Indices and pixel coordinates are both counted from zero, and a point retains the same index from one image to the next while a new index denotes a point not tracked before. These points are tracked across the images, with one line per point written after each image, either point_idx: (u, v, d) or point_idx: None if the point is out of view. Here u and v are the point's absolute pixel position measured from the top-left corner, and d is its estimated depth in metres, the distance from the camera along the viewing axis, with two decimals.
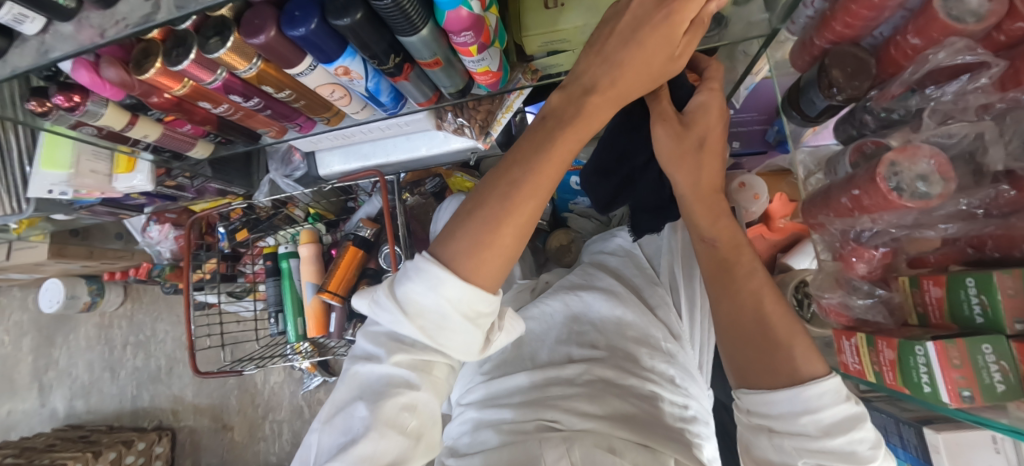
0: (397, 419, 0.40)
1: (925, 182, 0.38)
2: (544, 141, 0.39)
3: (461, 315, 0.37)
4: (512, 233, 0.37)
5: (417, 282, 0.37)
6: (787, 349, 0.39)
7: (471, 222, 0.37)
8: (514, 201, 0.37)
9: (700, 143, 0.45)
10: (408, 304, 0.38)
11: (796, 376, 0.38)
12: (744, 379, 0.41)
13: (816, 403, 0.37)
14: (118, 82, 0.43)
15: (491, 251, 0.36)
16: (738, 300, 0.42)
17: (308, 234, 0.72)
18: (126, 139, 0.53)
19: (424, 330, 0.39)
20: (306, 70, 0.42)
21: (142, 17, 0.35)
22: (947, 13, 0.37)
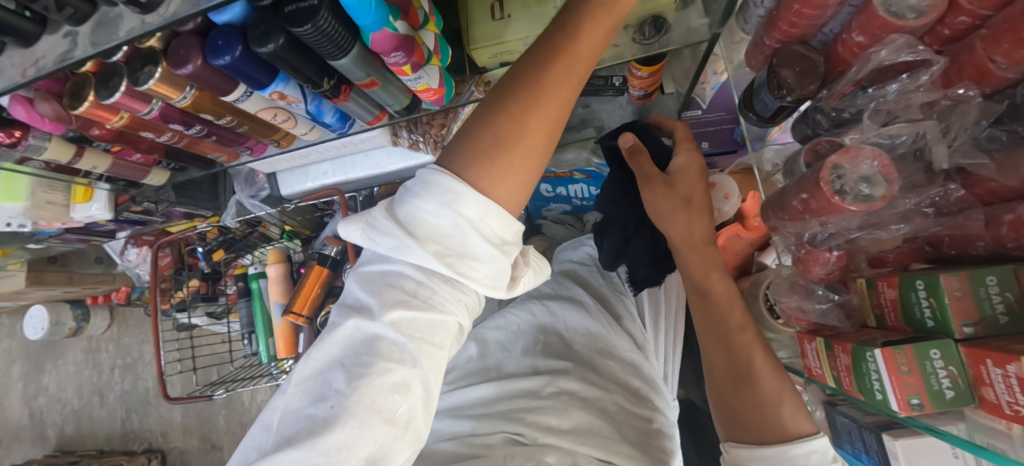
0: (386, 399, 0.34)
1: (869, 183, 0.38)
2: (556, 41, 0.33)
3: (482, 239, 0.33)
4: (531, 148, 0.33)
5: (429, 200, 0.33)
6: (773, 406, 0.37)
7: (482, 135, 0.33)
8: (526, 111, 0.33)
9: (683, 201, 0.45)
10: (418, 228, 0.34)
11: (784, 434, 0.36)
12: (732, 432, 0.40)
13: (801, 461, 0.35)
14: (53, 116, 0.43)
15: (510, 165, 0.33)
16: (728, 352, 0.41)
17: (275, 254, 0.72)
18: (77, 171, 0.53)
19: (440, 256, 0.34)
20: (242, 96, 0.42)
21: (60, 55, 0.35)
22: (886, 10, 0.36)
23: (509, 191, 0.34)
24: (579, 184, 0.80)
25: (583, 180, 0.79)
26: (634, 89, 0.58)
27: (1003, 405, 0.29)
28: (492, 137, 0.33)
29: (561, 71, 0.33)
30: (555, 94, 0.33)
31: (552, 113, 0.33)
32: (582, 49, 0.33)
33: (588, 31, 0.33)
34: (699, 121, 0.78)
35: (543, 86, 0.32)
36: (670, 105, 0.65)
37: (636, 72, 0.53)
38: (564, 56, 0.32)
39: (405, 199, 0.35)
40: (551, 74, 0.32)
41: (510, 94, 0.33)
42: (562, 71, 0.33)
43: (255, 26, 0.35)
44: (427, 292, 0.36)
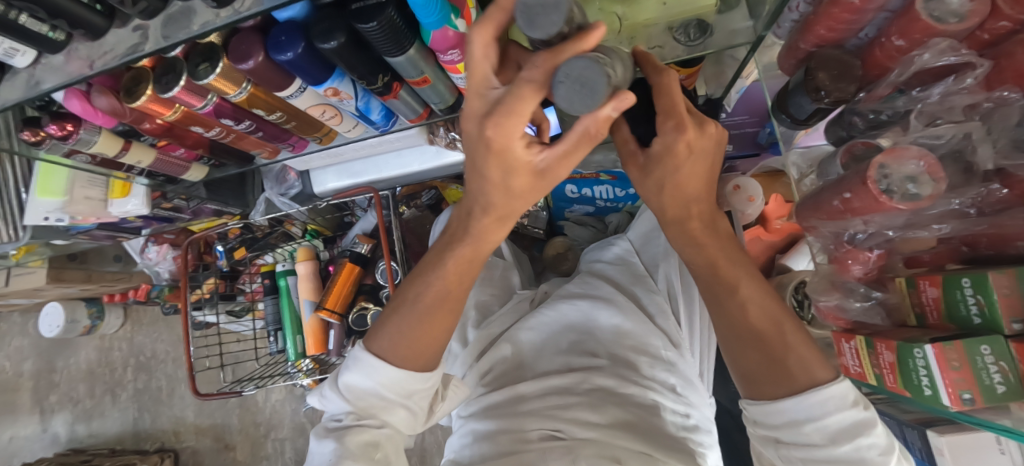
0: (364, 452, 0.41)
1: (915, 183, 0.38)
2: (441, 260, 0.42)
3: (398, 396, 0.43)
4: (444, 309, 0.42)
5: (355, 372, 0.43)
6: (784, 356, 0.36)
7: (385, 338, 0.43)
8: (422, 320, 0.42)
9: (661, 182, 0.37)
10: (351, 392, 0.44)
11: (798, 382, 0.35)
12: (753, 391, 0.38)
13: (819, 411, 0.34)
14: (109, 109, 0.44)
15: (422, 337, 0.42)
16: (733, 315, 0.39)
17: (305, 252, 0.72)
18: (121, 165, 0.54)
19: (368, 409, 0.43)
20: (296, 92, 0.43)
21: (129, 47, 0.35)
22: (928, 14, 0.37)
23: (417, 357, 0.43)
24: (604, 185, 0.82)
25: (609, 180, 0.81)
26: None
27: None
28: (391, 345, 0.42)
29: (465, 248, 0.41)
30: (457, 270, 0.41)
31: (456, 283, 0.42)
32: (469, 251, 0.41)
33: (494, 188, 0.35)
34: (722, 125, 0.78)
35: (444, 260, 0.41)
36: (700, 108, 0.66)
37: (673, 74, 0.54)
38: (446, 274, 0.41)
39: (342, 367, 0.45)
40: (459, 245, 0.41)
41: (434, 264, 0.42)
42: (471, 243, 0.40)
43: (316, 25, 0.36)
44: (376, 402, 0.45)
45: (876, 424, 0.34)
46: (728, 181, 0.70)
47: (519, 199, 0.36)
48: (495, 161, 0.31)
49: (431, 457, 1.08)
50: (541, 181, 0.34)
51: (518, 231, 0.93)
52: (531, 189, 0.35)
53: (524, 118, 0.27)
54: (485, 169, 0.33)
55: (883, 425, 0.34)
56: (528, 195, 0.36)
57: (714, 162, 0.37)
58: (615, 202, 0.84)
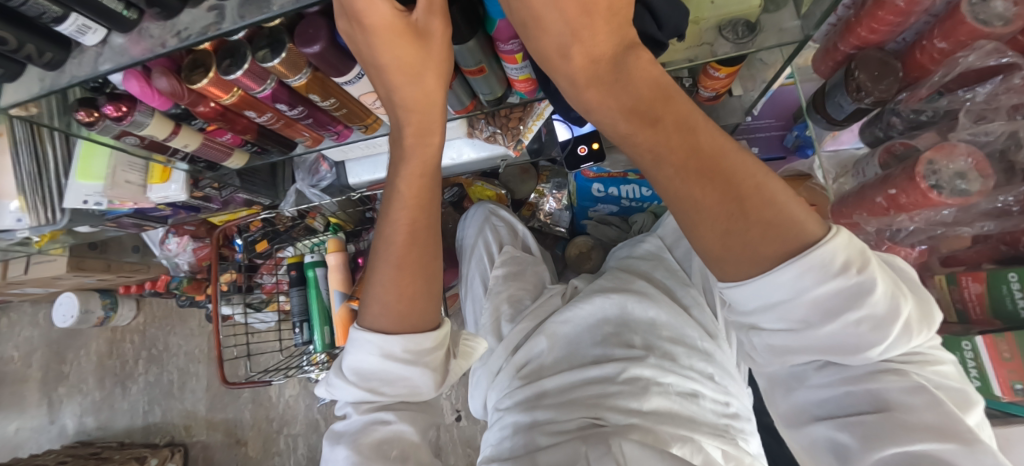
0: (380, 451, 0.42)
1: (964, 179, 0.40)
2: (402, 194, 0.45)
3: (399, 364, 0.43)
4: (416, 243, 0.45)
5: (356, 351, 0.44)
6: (744, 225, 0.31)
7: (378, 277, 0.44)
8: (403, 255, 0.44)
9: (522, 18, 0.32)
10: (356, 373, 0.44)
11: (756, 256, 0.31)
12: (718, 270, 0.33)
13: (795, 288, 0.30)
14: (169, 91, 0.44)
15: (400, 278, 0.43)
16: (668, 182, 0.33)
17: (334, 243, 0.72)
18: (166, 149, 0.54)
19: (377, 388, 0.44)
20: (354, 78, 0.44)
21: (202, 28, 0.36)
22: (975, 17, 0.39)
23: (408, 300, 0.44)
24: (631, 184, 0.82)
25: (635, 180, 0.82)
26: (706, 90, 0.60)
27: None
28: (380, 281, 0.44)
29: (413, 157, 0.44)
30: (415, 192, 0.45)
31: (417, 207, 0.45)
32: (415, 179, 0.45)
33: (396, 73, 0.38)
34: (749, 127, 0.79)
35: (401, 170, 0.45)
36: (733, 108, 0.68)
37: (712, 73, 0.55)
38: (406, 202, 0.45)
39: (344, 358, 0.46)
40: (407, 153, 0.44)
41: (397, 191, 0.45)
42: (416, 151, 0.44)
43: None
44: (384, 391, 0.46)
45: (876, 289, 0.29)
46: None
47: (428, 70, 0.38)
48: (379, 40, 0.35)
49: (446, 456, 1.08)
50: (426, 46, 0.36)
51: (541, 229, 0.95)
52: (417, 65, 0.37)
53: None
54: (376, 51, 0.36)
55: (886, 287, 0.30)
56: (419, 71, 0.38)
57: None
58: (640, 202, 0.84)
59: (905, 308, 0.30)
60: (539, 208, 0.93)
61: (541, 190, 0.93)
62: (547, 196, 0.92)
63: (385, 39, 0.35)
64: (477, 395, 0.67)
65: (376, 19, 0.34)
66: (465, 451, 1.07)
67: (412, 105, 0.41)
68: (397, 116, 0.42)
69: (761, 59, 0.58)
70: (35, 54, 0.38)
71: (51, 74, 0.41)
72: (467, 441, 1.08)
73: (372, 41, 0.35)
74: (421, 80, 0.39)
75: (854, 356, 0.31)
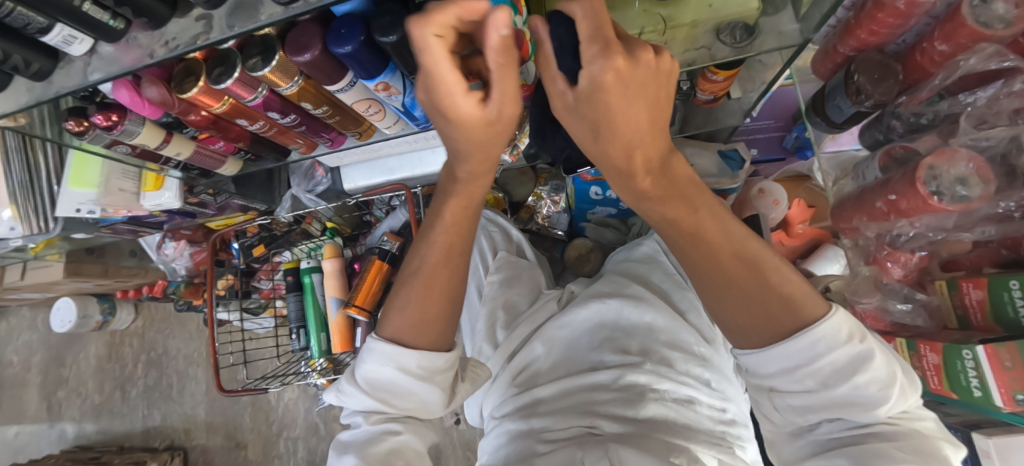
0: (385, 462, 0.42)
1: (964, 185, 0.39)
2: (439, 217, 0.42)
3: (415, 380, 0.42)
4: (444, 269, 0.43)
5: (371, 362, 0.44)
6: (768, 303, 0.34)
7: (403, 293, 0.43)
8: (432, 274, 0.43)
9: (590, 118, 0.30)
10: (369, 383, 0.44)
11: (780, 329, 0.34)
12: (742, 340, 0.37)
13: (810, 356, 0.34)
14: (159, 100, 0.43)
15: (423, 297, 0.42)
16: (699, 263, 0.35)
17: (331, 248, 0.71)
18: (158, 157, 0.53)
19: (388, 399, 0.44)
20: (346, 86, 0.43)
21: (191, 37, 0.35)
22: (976, 20, 0.38)
23: (431, 316, 0.43)
24: None
25: None
26: (704, 93, 0.59)
27: None
28: (404, 298, 0.43)
29: (460, 192, 0.40)
30: (456, 218, 0.42)
31: (457, 232, 0.42)
32: (457, 209, 0.41)
33: (472, 146, 0.34)
34: (748, 129, 0.77)
35: (447, 200, 0.41)
36: (731, 110, 0.67)
37: (710, 76, 0.54)
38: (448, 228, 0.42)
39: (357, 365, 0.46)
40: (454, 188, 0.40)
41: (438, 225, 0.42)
42: (466, 189, 0.40)
43: (378, 19, 0.37)
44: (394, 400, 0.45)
45: (875, 356, 0.33)
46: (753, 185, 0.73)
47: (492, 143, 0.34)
48: (447, 122, 0.32)
49: (446, 458, 1.08)
50: (496, 131, 0.32)
51: (539, 232, 0.94)
52: (489, 139, 0.33)
53: (454, 73, 0.27)
54: (455, 136, 0.33)
55: (882, 353, 0.34)
56: (488, 144, 0.34)
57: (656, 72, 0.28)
58: None
59: (898, 371, 0.34)
60: (537, 211, 0.92)
61: (539, 193, 0.92)
62: (545, 199, 0.91)
63: (461, 122, 0.31)
64: (473, 402, 0.67)
65: (451, 94, 0.28)
66: (465, 454, 1.07)
67: (466, 171, 0.38)
68: (455, 166, 0.38)
69: (761, 60, 0.57)
70: (22, 65, 0.37)
71: (38, 84, 0.40)
72: (467, 443, 1.08)
73: (450, 123, 0.31)
74: (491, 149, 0.35)
75: (865, 416, 0.34)
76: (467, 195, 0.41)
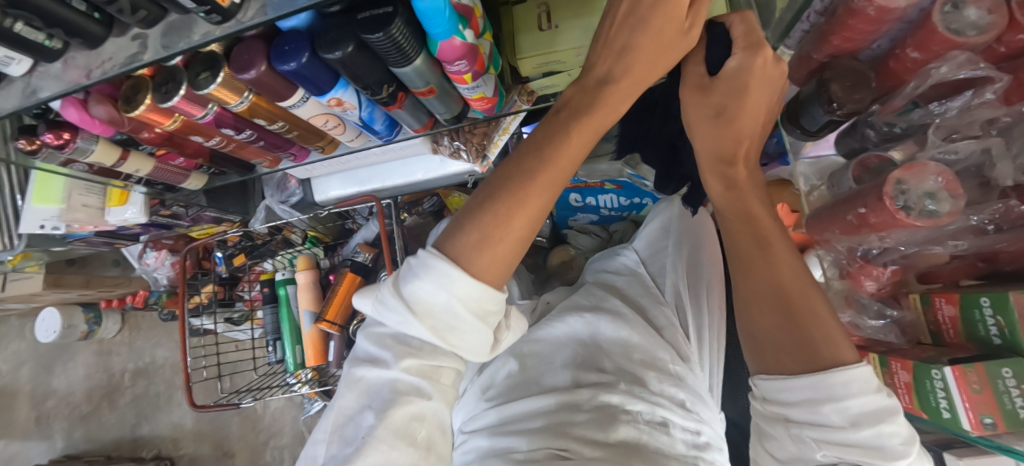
0: (408, 429, 0.36)
1: (933, 200, 0.38)
2: (549, 143, 0.37)
3: (470, 317, 0.34)
4: (530, 208, 0.35)
5: (425, 280, 0.34)
6: (806, 319, 0.36)
7: (481, 215, 0.35)
8: (525, 192, 0.35)
9: (726, 103, 0.40)
10: (417, 304, 0.34)
11: (818, 359, 0.35)
12: (766, 358, 0.38)
13: (840, 391, 0.33)
14: (107, 119, 0.42)
15: (508, 222, 0.34)
16: (753, 265, 0.41)
17: (305, 261, 0.70)
18: (118, 174, 0.53)
19: (436, 331, 0.35)
20: (298, 102, 0.42)
21: (129, 57, 0.35)
22: (946, 27, 0.37)
23: (497, 268, 0.35)
24: (609, 194, 0.80)
25: (613, 189, 0.78)
26: None
27: None
28: (482, 227, 0.34)
29: (591, 122, 0.38)
30: (580, 138, 0.37)
31: (575, 155, 0.37)
32: (586, 132, 0.38)
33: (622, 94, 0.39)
34: None
35: (575, 120, 0.38)
36: None
37: None
38: (559, 146, 0.36)
39: (404, 277, 0.36)
40: (582, 119, 0.38)
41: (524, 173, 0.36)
42: (607, 107, 0.38)
43: (327, 32, 0.35)
44: (431, 346, 0.37)
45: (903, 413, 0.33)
46: None
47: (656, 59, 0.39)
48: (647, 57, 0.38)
49: None
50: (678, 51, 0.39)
51: None
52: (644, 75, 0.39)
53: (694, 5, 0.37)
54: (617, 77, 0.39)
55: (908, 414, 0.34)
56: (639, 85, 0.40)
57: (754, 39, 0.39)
58: (619, 211, 0.82)
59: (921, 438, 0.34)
60: None
61: None
62: None
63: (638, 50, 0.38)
64: None
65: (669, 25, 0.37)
66: None
67: (615, 94, 0.39)
68: (607, 79, 0.39)
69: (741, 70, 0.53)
70: None
71: None
72: None
73: (630, 48, 0.38)
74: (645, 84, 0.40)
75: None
76: (603, 110, 0.38)
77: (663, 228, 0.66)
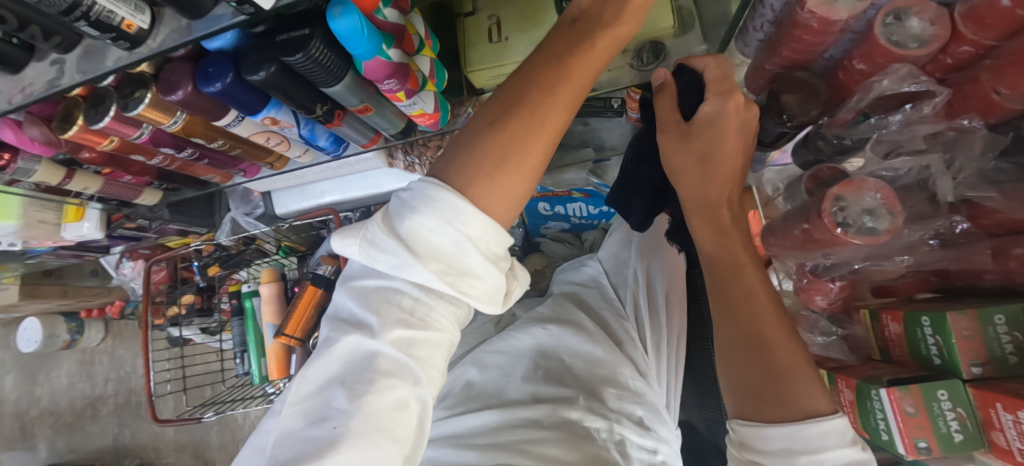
0: (388, 418, 0.32)
1: (872, 216, 0.37)
2: (560, 61, 0.31)
3: (481, 258, 0.30)
4: (551, 128, 0.31)
5: (428, 216, 0.30)
6: (790, 379, 0.32)
7: (482, 150, 0.30)
8: (540, 111, 0.30)
9: (704, 159, 0.37)
10: (417, 247, 0.30)
11: (797, 411, 0.31)
12: (742, 409, 0.33)
13: (817, 443, 0.30)
14: (43, 140, 0.42)
15: (527, 144, 0.30)
16: (737, 319, 0.35)
17: (269, 273, 0.70)
18: (68, 192, 0.53)
19: (443, 277, 0.31)
20: (233, 121, 0.42)
21: (47, 82, 0.34)
22: (887, 39, 0.36)
23: (514, 197, 0.31)
24: (578, 202, 0.79)
25: (581, 198, 0.78)
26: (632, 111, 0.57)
27: (1012, 451, 0.30)
28: (492, 156, 0.30)
29: (571, 73, 0.31)
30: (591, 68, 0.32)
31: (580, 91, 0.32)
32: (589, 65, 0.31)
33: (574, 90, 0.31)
34: None
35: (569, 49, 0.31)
36: None
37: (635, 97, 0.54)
38: (575, 72, 0.31)
39: (398, 213, 0.31)
40: (558, 66, 0.31)
41: (515, 110, 0.30)
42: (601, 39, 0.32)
43: (249, 54, 0.35)
44: (424, 310, 0.33)
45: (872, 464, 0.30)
46: None
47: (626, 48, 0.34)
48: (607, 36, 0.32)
49: None
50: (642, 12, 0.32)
51: None
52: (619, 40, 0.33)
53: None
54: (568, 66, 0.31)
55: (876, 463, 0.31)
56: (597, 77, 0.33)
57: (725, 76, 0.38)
58: (590, 219, 0.82)
59: None
60: None
61: None
62: None
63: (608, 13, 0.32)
64: None
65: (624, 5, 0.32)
66: None
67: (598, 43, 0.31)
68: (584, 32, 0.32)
69: None
70: None
71: None
72: None
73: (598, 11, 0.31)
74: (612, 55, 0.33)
75: None
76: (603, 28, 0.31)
77: (625, 240, 0.66)
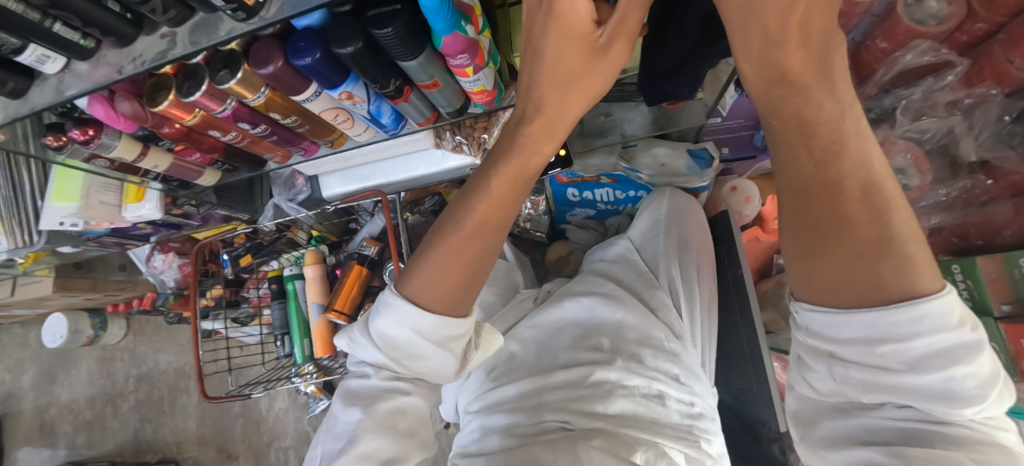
0: (388, 420, 0.43)
1: (903, 174, 0.47)
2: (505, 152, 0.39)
3: (428, 343, 0.41)
4: (478, 243, 0.40)
5: (388, 319, 0.42)
6: (872, 270, 0.29)
7: (423, 267, 0.40)
8: (463, 233, 0.39)
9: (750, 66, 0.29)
10: (383, 340, 0.43)
11: (885, 295, 0.29)
12: (817, 297, 0.33)
13: (907, 331, 0.29)
14: (131, 114, 0.45)
15: (449, 264, 0.39)
16: (815, 204, 0.30)
17: (311, 255, 0.73)
18: (137, 170, 0.56)
19: (400, 359, 0.43)
20: (311, 96, 0.45)
21: (158, 53, 0.38)
22: (909, 18, 0.40)
23: (445, 291, 0.40)
24: (604, 188, 0.81)
25: (609, 183, 0.80)
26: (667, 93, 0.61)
27: None
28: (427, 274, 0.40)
29: (481, 208, 0.39)
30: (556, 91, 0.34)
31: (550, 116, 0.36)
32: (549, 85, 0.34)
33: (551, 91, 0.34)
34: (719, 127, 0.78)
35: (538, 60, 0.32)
36: (695, 112, 0.67)
37: None
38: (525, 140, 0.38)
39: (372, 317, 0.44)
40: (484, 191, 0.39)
41: (445, 234, 0.40)
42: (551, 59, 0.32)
43: (336, 29, 0.38)
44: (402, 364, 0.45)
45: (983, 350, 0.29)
46: (726, 183, 0.75)
47: (576, 90, 0.35)
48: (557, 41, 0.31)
49: None
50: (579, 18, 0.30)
51: (521, 234, 0.94)
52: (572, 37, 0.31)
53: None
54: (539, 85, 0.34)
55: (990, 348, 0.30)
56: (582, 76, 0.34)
57: (800, 29, 0.26)
58: (616, 204, 0.84)
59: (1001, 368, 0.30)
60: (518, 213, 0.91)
61: None
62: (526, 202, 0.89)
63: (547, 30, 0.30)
64: (446, 398, 0.68)
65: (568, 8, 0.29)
66: None
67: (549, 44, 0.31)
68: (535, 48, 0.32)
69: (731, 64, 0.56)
70: None
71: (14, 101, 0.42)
72: None
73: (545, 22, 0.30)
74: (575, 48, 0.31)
75: (945, 406, 0.30)
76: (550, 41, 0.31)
77: (653, 219, 0.69)
